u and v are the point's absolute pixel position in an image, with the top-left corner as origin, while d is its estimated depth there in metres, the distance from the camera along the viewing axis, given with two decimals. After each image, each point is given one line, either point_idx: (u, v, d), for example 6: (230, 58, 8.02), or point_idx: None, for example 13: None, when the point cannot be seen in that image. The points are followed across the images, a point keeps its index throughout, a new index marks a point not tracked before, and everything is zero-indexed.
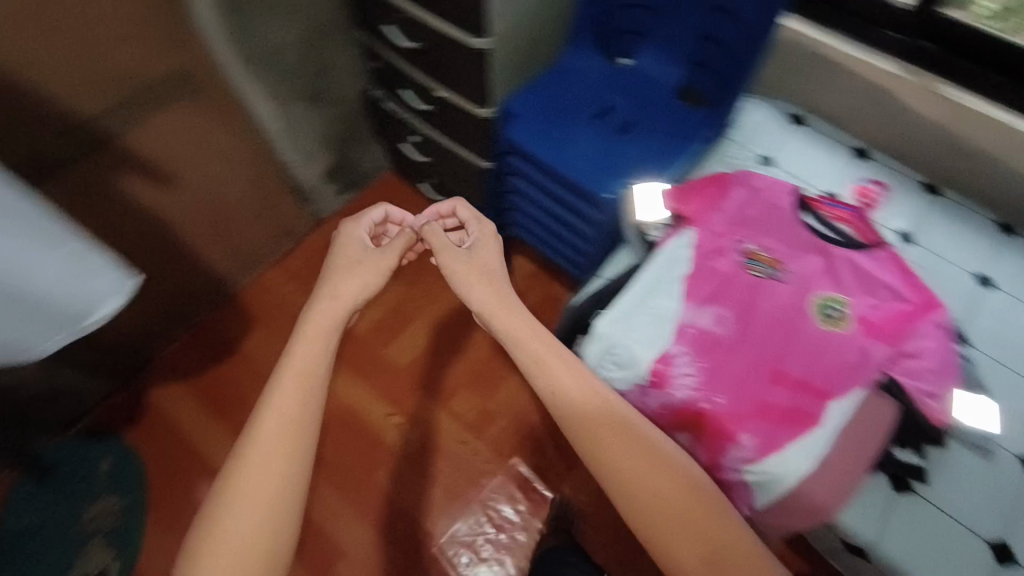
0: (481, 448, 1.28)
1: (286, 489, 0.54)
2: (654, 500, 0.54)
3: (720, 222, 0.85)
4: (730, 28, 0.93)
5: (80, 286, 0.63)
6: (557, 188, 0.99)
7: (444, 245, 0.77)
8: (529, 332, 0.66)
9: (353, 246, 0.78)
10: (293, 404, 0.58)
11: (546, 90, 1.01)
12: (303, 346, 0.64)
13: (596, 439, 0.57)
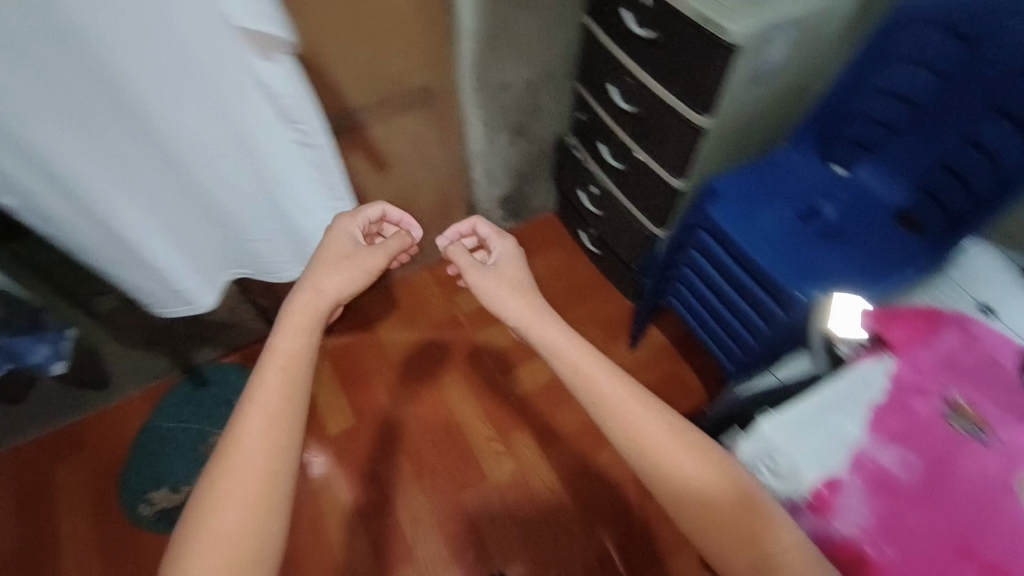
0: (567, 502, 1.36)
1: (273, 475, 0.55)
2: (681, 474, 0.56)
3: (926, 360, 0.76)
4: (983, 169, 0.86)
5: (327, 243, 1.05)
6: (741, 273, 0.96)
7: (468, 262, 0.84)
8: (546, 330, 0.70)
9: (341, 242, 0.82)
10: (280, 385, 0.59)
11: (754, 177, 1.00)
12: (295, 321, 0.67)
13: (615, 417, 0.60)
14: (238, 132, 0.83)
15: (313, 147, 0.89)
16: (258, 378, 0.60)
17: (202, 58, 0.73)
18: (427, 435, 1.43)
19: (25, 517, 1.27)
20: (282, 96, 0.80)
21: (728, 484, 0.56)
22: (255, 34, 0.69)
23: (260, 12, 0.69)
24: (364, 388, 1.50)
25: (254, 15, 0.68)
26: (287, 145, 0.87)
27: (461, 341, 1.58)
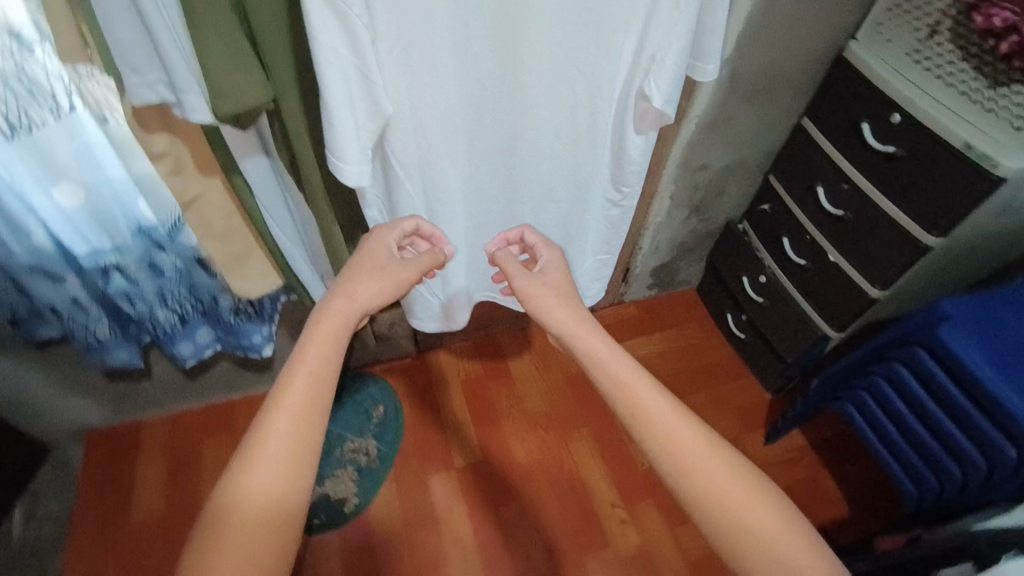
0: None
1: (286, 495, 0.53)
2: (718, 484, 0.56)
3: None
4: None
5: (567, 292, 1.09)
6: (969, 403, 0.93)
7: (516, 270, 0.81)
8: (600, 341, 0.68)
9: (379, 244, 0.76)
10: (301, 403, 0.57)
11: (986, 305, 0.97)
12: (327, 327, 0.63)
13: (654, 419, 0.60)
14: (575, 181, 0.88)
15: (620, 207, 0.95)
16: (285, 385, 0.57)
17: (593, 119, 0.79)
18: (553, 487, 1.41)
19: (174, 480, 1.31)
20: (630, 159, 0.85)
21: (766, 501, 0.55)
22: (656, 106, 0.73)
23: (669, 88, 0.73)
24: (491, 426, 1.50)
25: (665, 90, 0.72)
26: (601, 200, 0.93)
27: (592, 398, 1.55)
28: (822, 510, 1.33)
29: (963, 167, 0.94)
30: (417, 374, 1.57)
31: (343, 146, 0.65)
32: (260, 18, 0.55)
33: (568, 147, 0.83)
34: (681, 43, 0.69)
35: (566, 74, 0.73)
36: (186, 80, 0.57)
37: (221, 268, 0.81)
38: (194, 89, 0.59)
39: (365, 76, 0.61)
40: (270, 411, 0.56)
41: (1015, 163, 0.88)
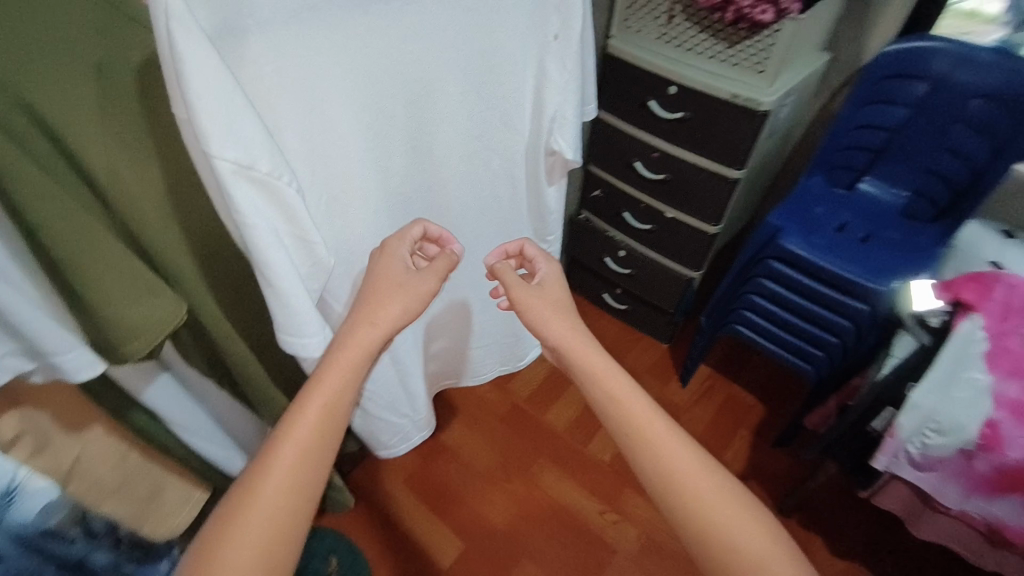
0: None
1: (286, 527, 0.49)
2: (721, 519, 0.55)
3: (1001, 311, 0.87)
4: (959, 168, 1.18)
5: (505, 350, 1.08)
6: (821, 286, 1.16)
7: (514, 280, 0.76)
8: (581, 361, 0.67)
9: (389, 267, 0.67)
10: (310, 434, 0.53)
11: (795, 208, 1.25)
12: (343, 358, 0.57)
13: (657, 456, 0.59)
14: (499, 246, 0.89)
15: None
16: (295, 416, 0.53)
17: (512, 186, 0.84)
18: (545, 530, 1.37)
19: None
20: (554, 211, 0.89)
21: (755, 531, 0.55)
22: (569, 159, 0.79)
23: (574, 139, 0.78)
24: (457, 507, 1.40)
25: (574, 142, 0.77)
26: None
27: (535, 425, 1.55)
28: (750, 416, 1.54)
29: (738, 111, 1.15)
30: (356, 499, 1.40)
31: (304, 322, 0.62)
32: (138, 225, 0.58)
33: (490, 218, 0.85)
34: (575, 100, 0.75)
35: (479, 154, 0.78)
36: (56, 343, 0.56)
37: (137, 523, 0.79)
38: (68, 350, 0.57)
39: (296, 230, 0.58)
40: (275, 447, 0.51)
41: (768, 99, 1.11)
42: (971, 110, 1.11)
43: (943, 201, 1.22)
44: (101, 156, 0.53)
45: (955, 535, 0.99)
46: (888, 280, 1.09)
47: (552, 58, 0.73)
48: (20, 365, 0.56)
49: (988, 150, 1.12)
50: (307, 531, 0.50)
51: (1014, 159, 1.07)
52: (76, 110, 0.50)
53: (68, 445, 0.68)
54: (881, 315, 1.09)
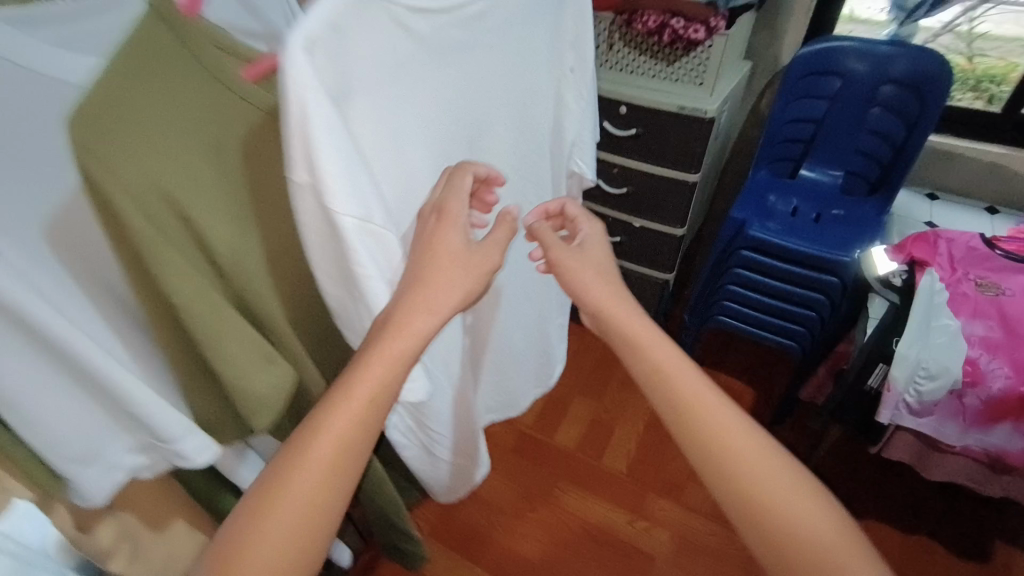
0: (717, 529, 1.39)
1: (304, 548, 0.42)
2: (787, 510, 0.45)
3: (945, 267, 1.07)
4: (881, 145, 1.33)
5: None
6: (791, 266, 1.26)
7: (552, 240, 0.62)
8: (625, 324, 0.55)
9: (450, 240, 0.53)
10: (337, 444, 0.43)
11: (752, 200, 1.36)
12: (394, 342, 0.47)
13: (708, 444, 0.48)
14: None
15: None
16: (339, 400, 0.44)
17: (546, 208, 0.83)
18: (579, 552, 1.36)
19: None
20: None
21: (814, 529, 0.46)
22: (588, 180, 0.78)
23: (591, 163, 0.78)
24: (486, 549, 1.37)
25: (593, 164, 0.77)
26: None
27: (545, 450, 1.55)
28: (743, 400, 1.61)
29: (686, 120, 1.24)
30: (379, 566, 1.33)
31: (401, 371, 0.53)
32: (258, 301, 0.52)
33: None
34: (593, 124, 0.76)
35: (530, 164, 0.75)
36: (173, 430, 0.53)
37: None
38: (184, 435, 0.54)
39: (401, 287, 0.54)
40: (313, 431, 0.43)
41: (712, 106, 1.22)
42: (883, 94, 1.27)
43: (872, 175, 1.37)
44: (225, 231, 0.48)
45: (960, 469, 1.07)
46: (847, 251, 1.21)
47: (567, 88, 0.74)
48: (133, 462, 0.55)
49: (904, 126, 1.28)
50: (332, 536, 0.44)
51: (927, 132, 1.24)
52: (180, 146, 0.44)
53: (155, 546, 0.67)
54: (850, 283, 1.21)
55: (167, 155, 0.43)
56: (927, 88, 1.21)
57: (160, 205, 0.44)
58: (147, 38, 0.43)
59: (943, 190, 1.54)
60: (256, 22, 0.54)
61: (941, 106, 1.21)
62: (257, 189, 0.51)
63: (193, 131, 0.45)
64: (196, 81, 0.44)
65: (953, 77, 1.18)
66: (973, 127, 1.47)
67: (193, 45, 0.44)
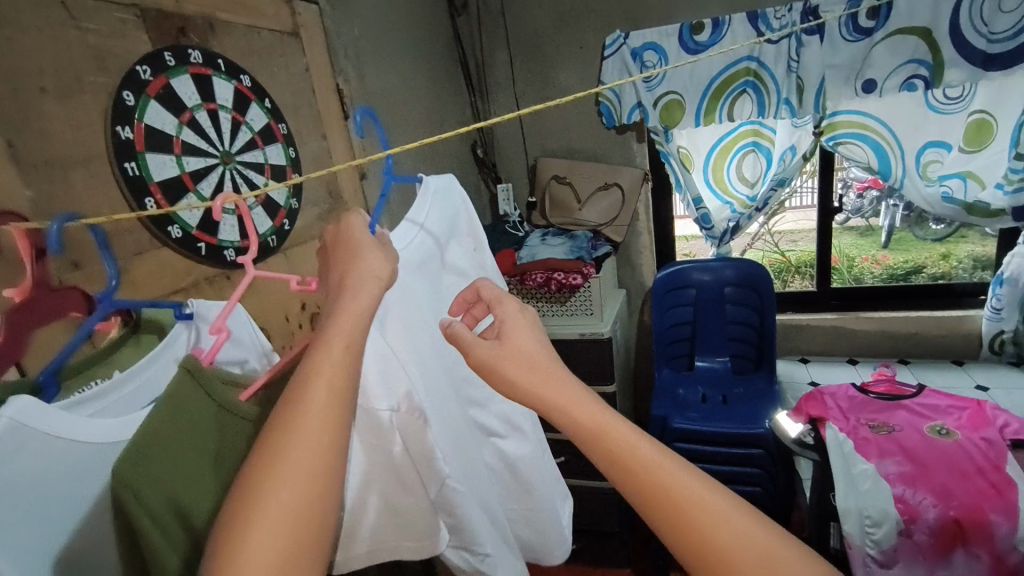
0: None
1: None
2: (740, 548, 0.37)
3: (840, 415, 1.24)
4: (747, 331, 1.61)
5: None
6: (720, 447, 1.38)
7: (470, 335, 0.49)
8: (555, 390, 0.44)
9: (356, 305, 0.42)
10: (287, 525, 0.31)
11: (665, 396, 1.53)
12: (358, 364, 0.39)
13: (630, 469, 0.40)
14: None
15: None
16: (298, 396, 0.35)
17: None
18: None
19: None
20: None
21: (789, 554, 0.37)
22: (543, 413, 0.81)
23: None
24: None
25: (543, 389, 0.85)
26: None
27: None
28: None
29: (590, 343, 1.46)
30: None
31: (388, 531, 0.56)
32: None
33: None
34: None
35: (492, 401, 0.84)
36: None
37: None
38: None
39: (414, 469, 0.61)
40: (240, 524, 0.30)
41: (606, 328, 1.46)
42: (729, 294, 1.61)
43: (751, 355, 1.62)
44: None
45: None
46: (759, 423, 1.37)
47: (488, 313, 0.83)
48: None
49: (755, 314, 1.59)
50: None
51: (773, 315, 1.55)
52: (173, 468, 0.43)
53: None
54: (775, 452, 1.33)
55: (177, 474, 0.44)
56: (757, 283, 1.57)
57: (179, 533, 0.43)
58: (173, 394, 0.45)
59: (809, 354, 1.84)
60: (241, 351, 0.59)
61: (773, 295, 1.55)
62: None
63: (206, 459, 0.46)
64: (202, 414, 0.47)
65: (769, 275, 1.55)
66: (805, 303, 1.86)
67: (195, 369, 0.47)
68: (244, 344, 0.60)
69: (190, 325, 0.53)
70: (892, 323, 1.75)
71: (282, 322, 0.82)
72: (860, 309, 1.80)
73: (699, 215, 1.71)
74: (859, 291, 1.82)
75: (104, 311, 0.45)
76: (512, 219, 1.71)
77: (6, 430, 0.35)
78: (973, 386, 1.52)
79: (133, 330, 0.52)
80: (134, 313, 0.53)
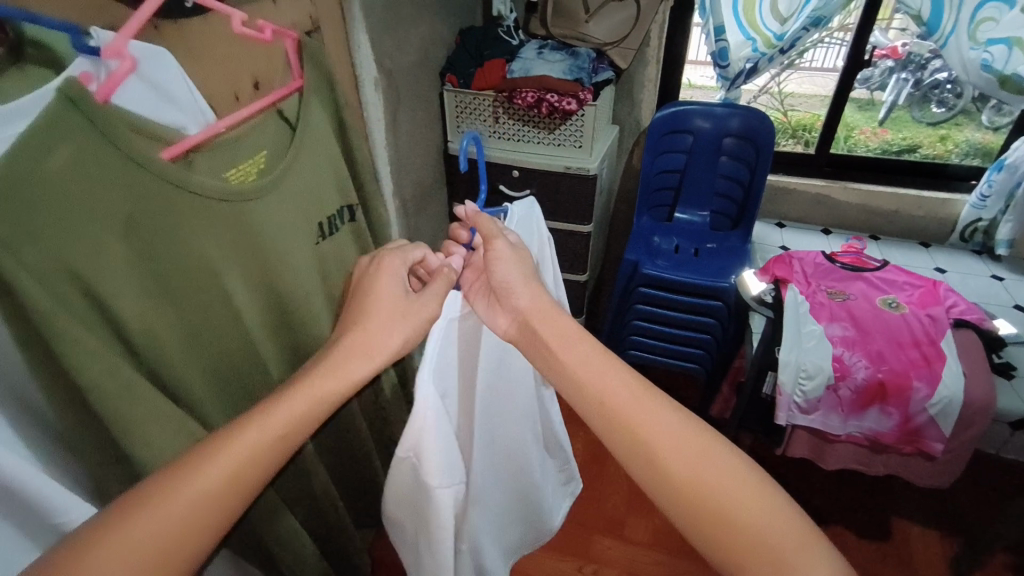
0: (664, 559, 1.37)
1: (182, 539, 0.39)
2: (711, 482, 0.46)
3: (803, 279, 1.28)
4: (733, 187, 1.56)
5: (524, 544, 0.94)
6: (683, 296, 1.42)
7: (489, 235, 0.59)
8: (548, 329, 0.55)
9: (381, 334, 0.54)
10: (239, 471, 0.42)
11: (639, 242, 1.51)
12: (324, 383, 0.49)
13: (604, 403, 0.50)
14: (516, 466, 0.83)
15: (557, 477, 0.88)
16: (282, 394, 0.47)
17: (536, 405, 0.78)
18: None
19: None
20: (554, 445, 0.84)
21: (742, 486, 0.46)
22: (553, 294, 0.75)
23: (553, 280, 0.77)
24: None
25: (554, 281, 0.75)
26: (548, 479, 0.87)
27: None
28: None
29: (574, 178, 1.38)
30: None
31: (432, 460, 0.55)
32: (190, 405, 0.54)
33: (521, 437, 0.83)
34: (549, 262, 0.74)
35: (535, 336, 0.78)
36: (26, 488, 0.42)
37: None
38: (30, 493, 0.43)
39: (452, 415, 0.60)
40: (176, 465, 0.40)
41: (594, 164, 1.36)
42: (726, 145, 1.51)
43: (732, 213, 1.60)
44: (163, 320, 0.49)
45: (850, 455, 1.21)
46: (726, 278, 1.39)
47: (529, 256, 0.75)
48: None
49: (747, 170, 1.52)
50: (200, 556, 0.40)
51: (764, 174, 1.47)
52: (59, 222, 0.40)
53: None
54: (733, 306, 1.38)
55: (79, 233, 0.41)
56: (758, 137, 1.46)
57: None
58: (56, 125, 0.38)
59: (787, 220, 1.83)
60: (176, 112, 0.51)
61: (771, 152, 1.45)
62: (165, 277, 0.48)
63: (105, 215, 0.43)
64: (112, 170, 0.42)
65: (774, 130, 1.44)
66: (797, 166, 1.79)
67: (108, 128, 0.41)
68: (176, 102, 0.51)
69: (97, 63, 0.43)
70: (877, 198, 1.72)
71: (229, 99, 0.66)
72: (850, 181, 1.76)
73: (717, 49, 1.54)
74: (855, 162, 1.76)
75: None
76: (507, 23, 1.47)
77: None
78: (933, 268, 1.57)
79: (16, 56, 0.41)
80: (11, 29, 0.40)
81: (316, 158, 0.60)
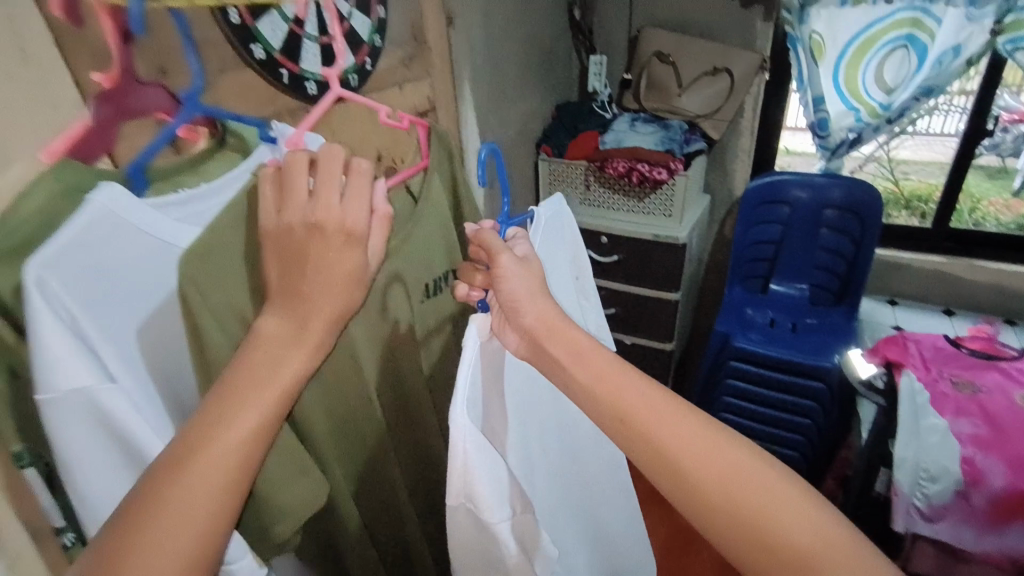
0: None
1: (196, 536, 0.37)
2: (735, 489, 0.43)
3: (920, 364, 1.13)
4: (836, 261, 1.47)
5: None
6: (780, 373, 1.33)
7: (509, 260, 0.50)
8: (560, 349, 0.47)
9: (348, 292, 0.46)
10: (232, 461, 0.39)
11: (731, 315, 1.44)
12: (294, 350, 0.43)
13: (624, 419, 0.44)
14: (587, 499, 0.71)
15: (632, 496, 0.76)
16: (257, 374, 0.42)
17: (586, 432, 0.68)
18: None
19: None
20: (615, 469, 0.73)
21: (778, 489, 0.43)
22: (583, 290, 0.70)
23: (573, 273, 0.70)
24: None
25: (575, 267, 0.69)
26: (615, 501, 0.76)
27: None
28: None
29: (663, 246, 1.37)
30: None
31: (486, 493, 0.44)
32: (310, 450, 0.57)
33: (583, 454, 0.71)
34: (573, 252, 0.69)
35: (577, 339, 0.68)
36: None
37: None
38: None
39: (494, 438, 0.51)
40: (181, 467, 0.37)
41: (683, 233, 1.35)
42: (828, 217, 1.44)
43: (835, 287, 1.50)
44: None
45: None
46: (829, 358, 1.29)
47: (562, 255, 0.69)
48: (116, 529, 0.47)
49: (852, 243, 1.43)
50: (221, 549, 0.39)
51: (872, 248, 1.39)
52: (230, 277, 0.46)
53: None
54: (837, 388, 1.27)
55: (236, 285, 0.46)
56: (864, 209, 1.39)
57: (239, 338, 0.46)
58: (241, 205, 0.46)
59: (902, 297, 1.68)
60: None
61: (880, 226, 1.38)
62: None
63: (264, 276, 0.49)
64: None
65: (883, 205, 1.36)
66: (912, 240, 1.66)
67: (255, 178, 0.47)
68: None
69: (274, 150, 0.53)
70: (1012, 278, 1.55)
71: None
72: (978, 258, 1.60)
73: (815, 120, 1.49)
74: (981, 238, 1.60)
75: (188, 115, 0.45)
76: (600, 98, 1.54)
77: (97, 214, 0.41)
78: None
79: (220, 143, 0.54)
80: (219, 126, 0.54)
81: (430, 228, 0.66)
